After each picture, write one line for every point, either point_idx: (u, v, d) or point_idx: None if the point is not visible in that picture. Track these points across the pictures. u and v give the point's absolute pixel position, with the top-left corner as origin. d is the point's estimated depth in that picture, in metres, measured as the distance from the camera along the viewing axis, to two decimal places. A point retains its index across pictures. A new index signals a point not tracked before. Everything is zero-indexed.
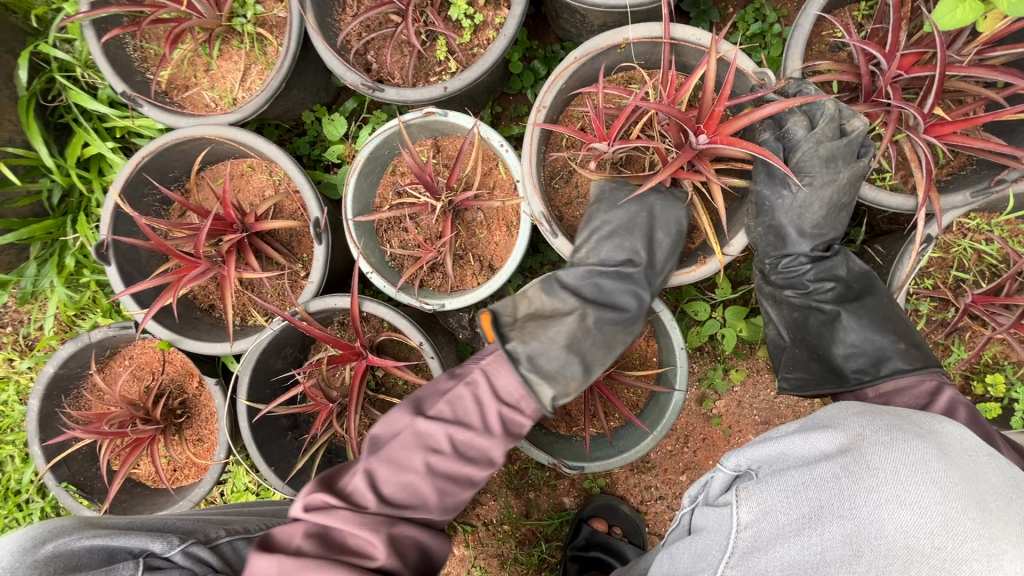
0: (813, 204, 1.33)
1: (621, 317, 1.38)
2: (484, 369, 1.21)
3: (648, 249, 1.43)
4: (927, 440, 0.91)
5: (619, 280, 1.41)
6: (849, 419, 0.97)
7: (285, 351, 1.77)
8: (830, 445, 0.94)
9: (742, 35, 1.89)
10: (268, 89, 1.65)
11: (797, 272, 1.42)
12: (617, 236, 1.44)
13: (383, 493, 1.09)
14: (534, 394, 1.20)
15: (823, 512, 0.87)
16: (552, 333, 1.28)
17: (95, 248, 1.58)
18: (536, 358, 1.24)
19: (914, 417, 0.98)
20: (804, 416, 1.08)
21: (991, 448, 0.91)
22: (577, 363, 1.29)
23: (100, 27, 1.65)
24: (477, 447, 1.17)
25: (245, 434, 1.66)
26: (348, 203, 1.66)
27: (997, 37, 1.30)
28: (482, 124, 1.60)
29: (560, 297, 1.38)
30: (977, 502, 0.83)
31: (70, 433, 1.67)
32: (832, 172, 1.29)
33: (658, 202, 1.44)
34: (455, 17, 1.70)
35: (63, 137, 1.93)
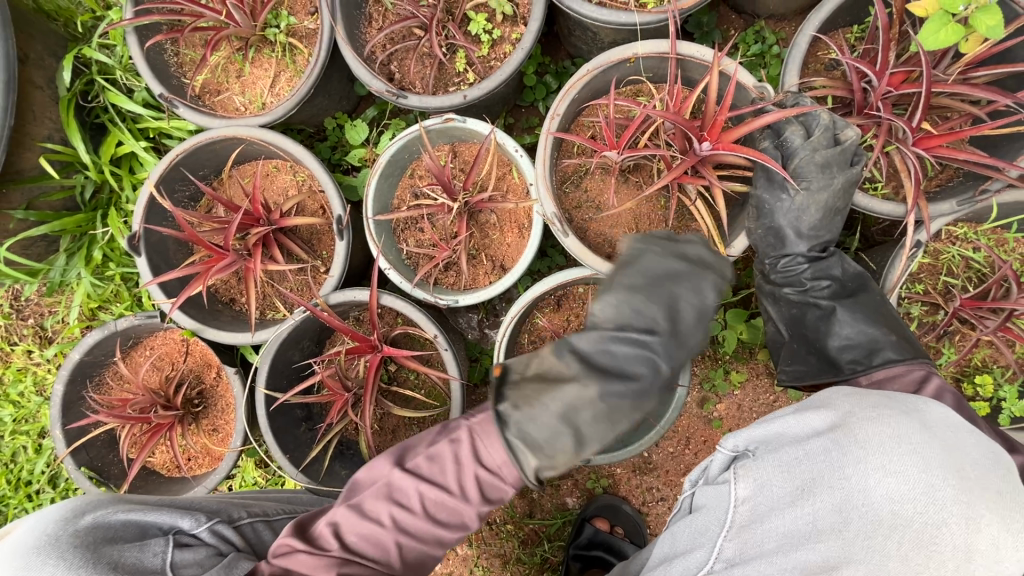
0: (811, 207, 1.42)
1: (626, 395, 1.09)
2: (471, 428, 1.13)
3: (671, 318, 1.16)
4: (912, 416, 0.98)
5: (638, 345, 1.12)
6: (840, 400, 1.05)
7: (303, 343, 1.84)
8: (822, 423, 1.01)
9: (743, 56, 2.02)
10: (298, 94, 1.75)
11: (794, 271, 1.51)
12: (637, 296, 1.17)
13: (346, 541, 1.11)
14: (515, 461, 1.09)
15: (815, 484, 0.94)
16: (548, 399, 1.08)
17: (127, 240, 1.68)
18: (525, 424, 1.07)
19: (901, 398, 1.06)
20: (799, 400, 1.15)
21: (972, 425, 0.98)
22: (569, 436, 1.07)
23: (142, 33, 1.76)
24: (448, 509, 1.12)
25: (262, 422, 1.71)
26: (369, 202, 1.76)
27: (978, 58, 1.41)
28: (499, 130, 1.70)
29: (565, 358, 1.12)
30: (958, 472, 0.89)
31: (93, 416, 1.73)
32: (828, 177, 1.38)
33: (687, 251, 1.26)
34: (475, 31, 1.82)
35: (99, 136, 2.04)
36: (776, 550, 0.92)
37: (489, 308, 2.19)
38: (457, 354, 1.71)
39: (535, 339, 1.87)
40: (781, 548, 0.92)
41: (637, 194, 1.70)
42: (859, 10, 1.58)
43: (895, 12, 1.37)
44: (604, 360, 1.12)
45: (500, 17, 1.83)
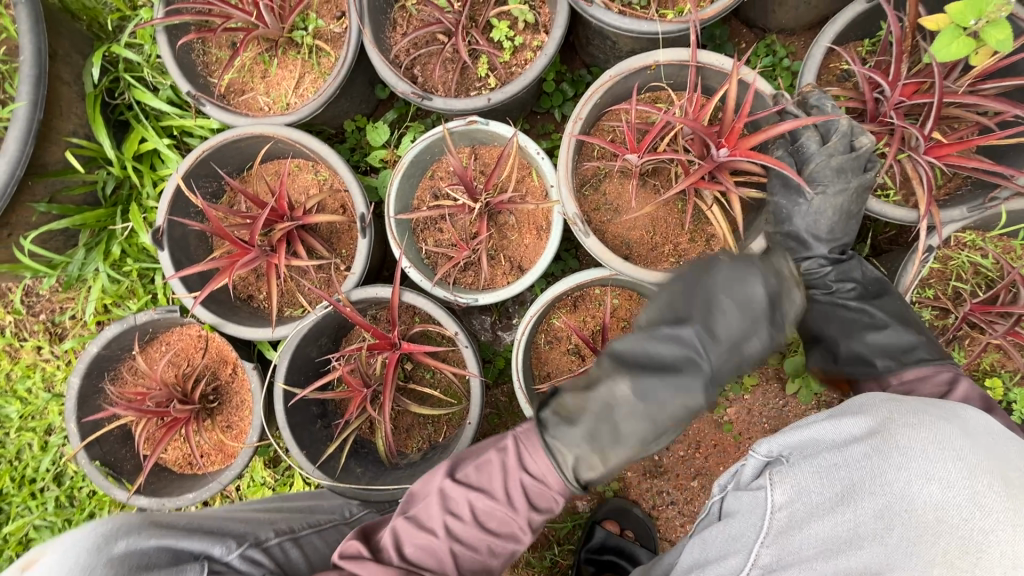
0: (827, 212, 1.47)
1: (670, 387, 1.22)
2: (516, 437, 1.27)
3: (707, 313, 1.26)
4: (954, 423, 1.02)
5: (673, 347, 1.25)
6: (878, 404, 1.07)
7: (321, 340, 1.85)
8: (858, 428, 1.04)
9: (755, 68, 2.09)
10: (324, 94, 1.79)
11: (814, 274, 1.54)
12: (673, 297, 1.33)
13: (405, 552, 1.20)
14: (557, 466, 1.21)
15: (855, 490, 0.97)
16: (588, 400, 1.24)
17: (152, 234, 1.69)
18: (563, 426, 1.22)
19: (942, 404, 1.09)
20: (834, 404, 1.18)
21: (1011, 433, 1.03)
22: (607, 433, 1.20)
23: (172, 33, 1.79)
24: (498, 518, 1.23)
25: (280, 417, 1.72)
26: (391, 201, 1.78)
27: (987, 71, 1.47)
28: (521, 134, 1.74)
29: (604, 363, 1.29)
30: (1002, 478, 0.94)
31: (110, 410, 1.73)
32: (843, 181, 1.42)
33: (721, 258, 1.35)
34: (498, 38, 1.87)
35: (121, 132, 2.06)
36: (815, 556, 0.95)
37: (503, 310, 2.21)
38: (477, 351, 1.73)
39: (552, 338, 1.89)
40: (821, 555, 0.94)
41: (654, 197, 1.74)
42: (870, 25, 1.64)
43: (908, 26, 1.43)
44: (641, 359, 1.26)
45: (522, 25, 1.88)
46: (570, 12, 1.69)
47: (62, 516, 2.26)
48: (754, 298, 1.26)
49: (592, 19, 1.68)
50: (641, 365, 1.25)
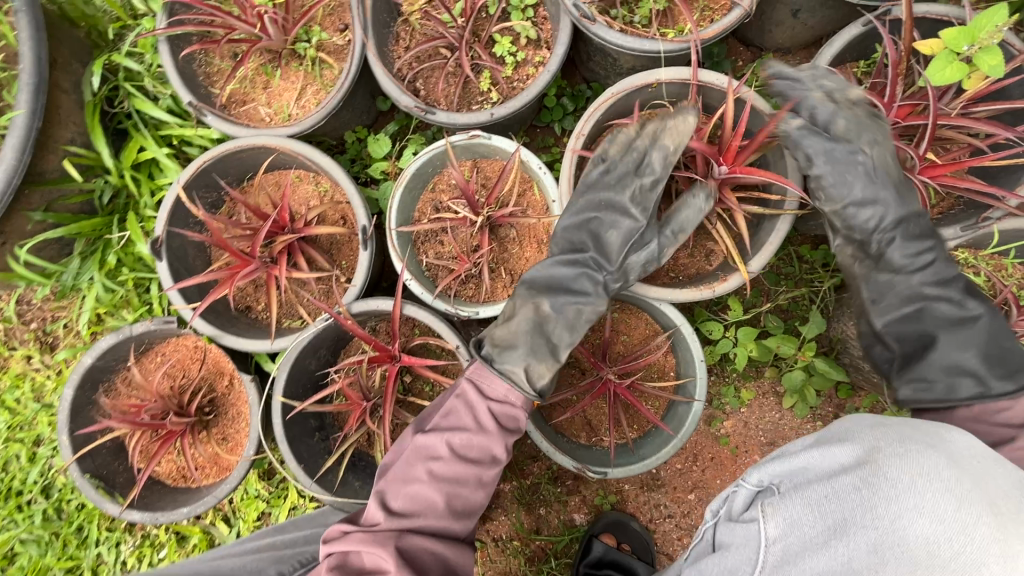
0: (889, 168, 1.43)
1: (580, 299, 1.50)
2: (469, 378, 1.42)
3: (597, 241, 1.52)
4: (940, 451, 1.02)
5: (578, 268, 1.53)
6: (865, 433, 1.08)
7: (320, 353, 1.83)
8: (848, 457, 1.05)
9: (752, 86, 2.13)
10: (327, 107, 1.79)
11: (912, 252, 1.42)
12: (569, 229, 1.54)
13: (393, 507, 1.28)
14: (515, 383, 1.40)
15: (847, 524, 0.96)
16: (516, 325, 1.47)
17: (151, 243, 1.68)
18: (508, 352, 1.44)
19: (924, 427, 1.09)
20: (820, 431, 1.19)
21: (997, 454, 1.03)
22: (545, 344, 1.46)
23: (174, 43, 1.78)
24: (477, 447, 1.34)
25: (278, 430, 1.70)
26: (393, 214, 1.78)
27: (979, 94, 1.51)
28: (524, 149, 1.75)
29: (524, 292, 1.53)
30: (991, 508, 0.93)
31: (104, 423, 1.70)
32: (882, 133, 1.45)
33: (598, 178, 1.53)
34: (500, 53, 1.89)
35: (119, 141, 2.04)
36: None
37: None
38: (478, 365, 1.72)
39: None
40: None
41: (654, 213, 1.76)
42: (866, 48, 1.68)
43: (903, 51, 1.47)
44: (551, 281, 1.53)
45: (524, 41, 1.89)
46: (572, 29, 1.71)
47: (49, 529, 2.21)
48: (625, 214, 1.50)
49: (595, 37, 1.70)
50: (552, 287, 1.53)
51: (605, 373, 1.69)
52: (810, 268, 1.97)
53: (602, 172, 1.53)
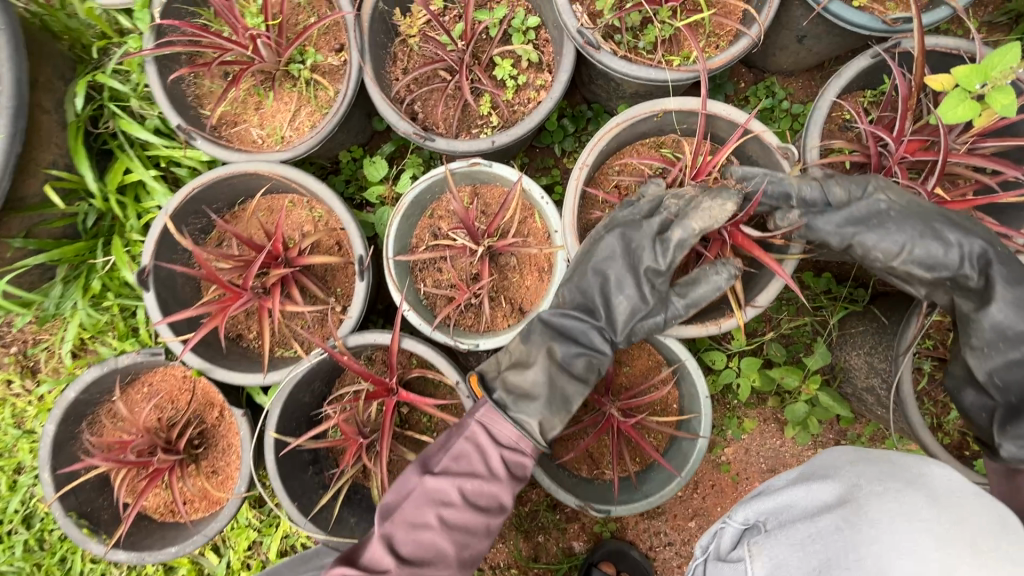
0: (927, 204, 1.31)
1: (589, 352, 1.42)
2: (479, 420, 1.36)
3: (606, 299, 1.42)
4: (920, 488, 0.98)
5: (590, 319, 1.42)
6: (846, 471, 1.08)
7: (314, 385, 1.78)
8: (829, 496, 1.04)
9: (754, 109, 2.10)
10: (322, 132, 1.73)
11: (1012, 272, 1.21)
12: (576, 281, 1.45)
13: (400, 553, 1.23)
14: (528, 432, 1.36)
15: (830, 564, 0.92)
16: (530, 375, 1.39)
17: (137, 273, 1.61)
18: (525, 403, 1.37)
19: (907, 461, 1.07)
20: (807, 469, 1.20)
21: (977, 488, 0.98)
22: (558, 395, 1.39)
23: (162, 64, 1.71)
24: (487, 494, 1.30)
25: (270, 466, 1.65)
26: (390, 242, 1.73)
27: (988, 130, 1.48)
28: (526, 177, 1.71)
29: (532, 339, 1.43)
30: (974, 547, 0.87)
31: (88, 461, 1.63)
32: (885, 182, 1.36)
33: (623, 224, 1.44)
34: (500, 76, 1.84)
35: (104, 162, 1.97)
36: None
37: None
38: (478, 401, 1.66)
39: None
40: None
41: None
42: (874, 78, 1.65)
43: (914, 86, 1.44)
44: (560, 330, 1.42)
45: (525, 64, 1.85)
46: (576, 56, 1.67)
47: (31, 561, 2.13)
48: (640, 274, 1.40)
49: (600, 65, 1.66)
50: (561, 337, 1.42)
51: (608, 408, 1.66)
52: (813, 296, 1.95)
53: (628, 222, 1.45)
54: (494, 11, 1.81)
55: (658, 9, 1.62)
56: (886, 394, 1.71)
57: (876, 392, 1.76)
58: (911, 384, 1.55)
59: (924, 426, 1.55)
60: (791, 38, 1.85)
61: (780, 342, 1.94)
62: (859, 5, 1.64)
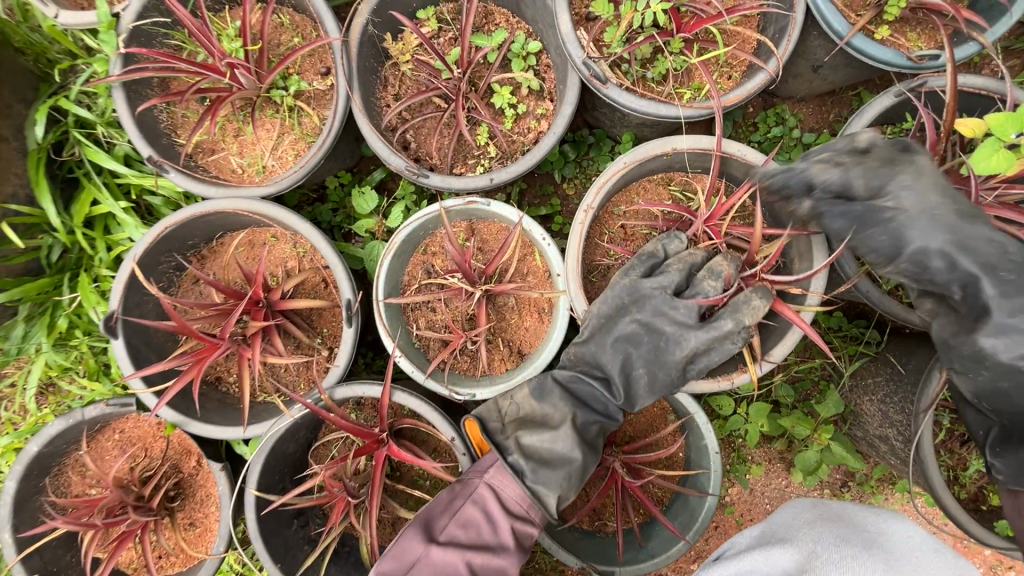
0: (940, 211, 1.18)
1: (605, 418, 1.43)
2: (490, 484, 1.30)
3: (627, 367, 1.41)
4: (877, 550, 1.30)
5: (608, 388, 1.43)
6: (804, 539, 1.35)
7: (299, 435, 1.66)
8: (789, 561, 1.29)
9: (763, 136, 2.00)
10: (306, 166, 1.60)
11: (1007, 296, 1.15)
12: (595, 342, 1.44)
13: None
14: (544, 505, 1.29)
15: None
16: (551, 443, 1.34)
17: (104, 320, 1.48)
18: (544, 471, 1.31)
19: (865, 524, 1.43)
20: (764, 536, 1.47)
21: (926, 543, 1.35)
22: (579, 464, 1.35)
23: (131, 89, 1.57)
24: (495, 568, 1.22)
25: (251, 527, 1.53)
26: (380, 284, 1.61)
27: (1019, 177, 1.39)
28: (527, 218, 1.60)
29: (551, 402, 1.41)
30: None
31: (51, 523, 1.50)
32: (912, 172, 1.21)
33: (643, 288, 1.40)
34: (498, 105, 1.72)
35: (70, 191, 1.83)
36: None
37: None
38: (475, 459, 1.53)
39: None
40: None
41: None
42: (896, 115, 1.55)
43: (943, 131, 1.35)
44: (577, 396, 1.43)
45: (526, 91, 1.73)
46: (581, 88, 1.56)
47: None
48: (664, 343, 1.38)
49: (607, 98, 1.54)
50: (579, 401, 1.42)
51: (611, 463, 1.58)
52: (825, 336, 1.86)
53: (647, 286, 1.40)
54: (493, 35, 1.68)
55: (670, 39, 1.51)
56: (901, 445, 1.62)
57: (890, 441, 1.68)
58: (931, 442, 1.48)
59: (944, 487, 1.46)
60: (806, 67, 1.74)
61: (789, 385, 1.87)
62: (881, 38, 1.54)
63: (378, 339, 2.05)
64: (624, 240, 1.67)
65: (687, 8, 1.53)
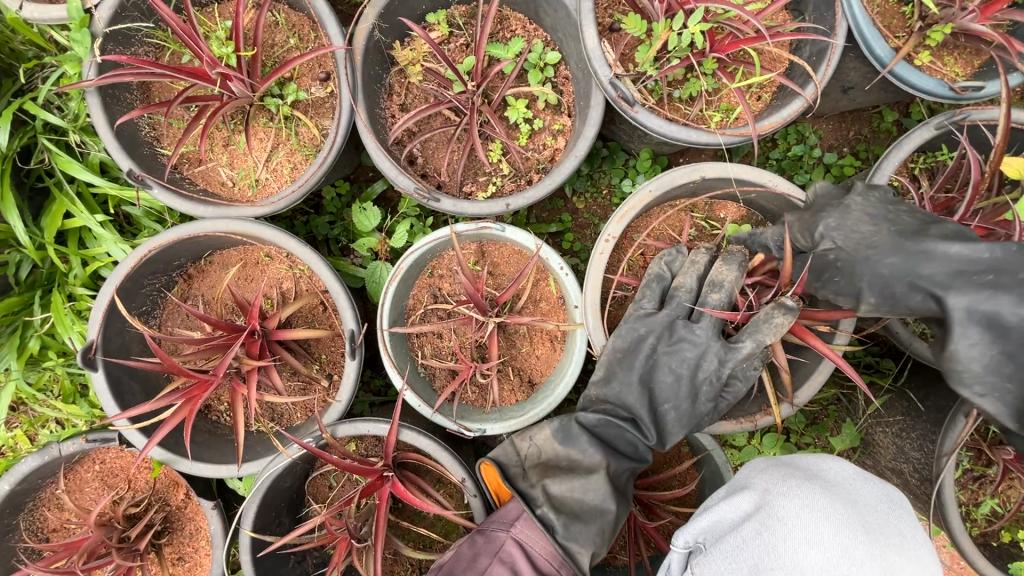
0: (880, 241, 1.13)
1: (633, 461, 1.35)
2: (516, 539, 1.23)
3: (654, 406, 1.33)
4: (817, 481, 1.08)
5: (637, 430, 1.33)
6: (757, 478, 1.13)
7: (297, 468, 1.56)
8: (749, 504, 1.08)
9: (783, 153, 1.90)
10: (305, 185, 1.46)
11: (982, 303, 1.02)
12: (618, 376, 1.35)
13: None
14: (576, 565, 1.21)
15: (758, 568, 0.96)
16: (580, 494, 1.26)
17: (82, 353, 1.34)
18: (576, 526, 1.23)
19: (804, 460, 1.20)
20: (730, 481, 1.23)
21: (865, 473, 1.14)
22: (612, 515, 1.26)
23: (107, 94, 1.41)
24: None
25: (247, 571, 1.44)
26: (385, 312, 1.51)
27: None
28: (544, 247, 1.50)
29: (578, 447, 1.31)
30: (863, 525, 0.98)
31: (25, 570, 1.38)
32: (838, 216, 1.20)
33: (660, 320, 1.34)
34: (513, 121, 1.60)
35: (39, 201, 1.67)
36: None
37: None
38: (487, 502, 1.45)
39: None
40: None
41: None
42: (932, 146, 1.48)
43: (986, 171, 1.28)
44: (604, 440, 1.33)
45: (542, 105, 1.61)
46: (605, 108, 1.45)
47: None
48: (694, 378, 1.30)
49: (632, 121, 1.44)
50: (607, 445, 1.32)
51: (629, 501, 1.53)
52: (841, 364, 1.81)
53: (662, 319, 1.34)
54: (510, 45, 1.56)
55: (702, 59, 1.42)
56: (916, 482, 1.60)
57: (904, 476, 1.65)
58: (953, 485, 1.45)
59: (962, 530, 1.45)
60: (835, 88, 1.66)
61: (800, 413, 1.83)
62: (920, 65, 1.47)
63: (375, 359, 1.94)
64: (643, 268, 1.59)
65: (722, 25, 1.43)
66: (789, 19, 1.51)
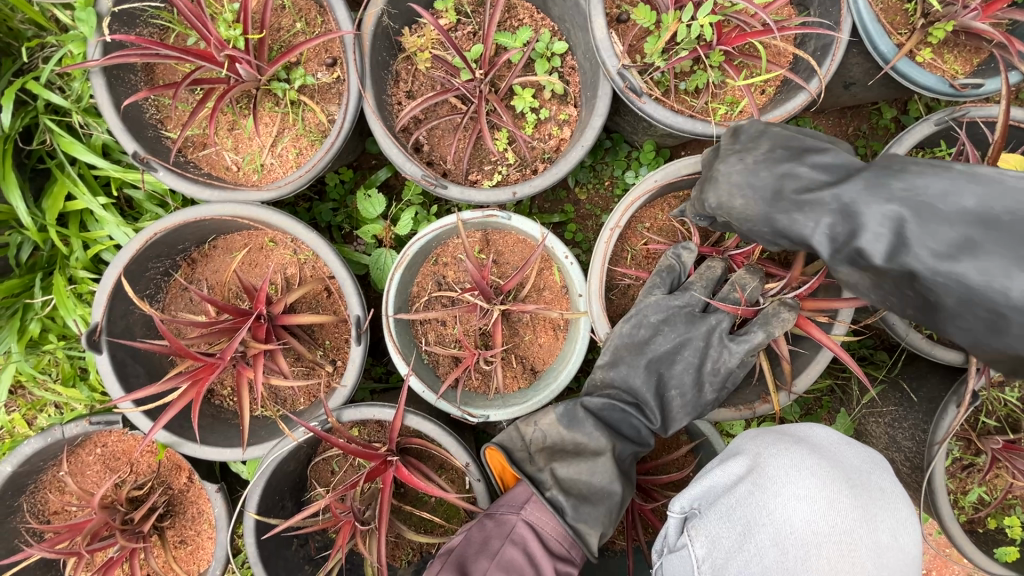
0: (753, 210, 1.15)
1: (638, 444, 1.38)
2: (528, 521, 1.25)
3: (659, 390, 1.37)
4: (804, 444, 1.11)
5: (641, 414, 1.36)
6: (749, 443, 1.16)
7: (300, 453, 1.57)
8: (741, 469, 1.12)
9: None
10: (311, 170, 1.46)
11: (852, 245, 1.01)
12: (623, 361, 1.38)
13: None
14: (585, 545, 1.23)
15: (752, 525, 1.01)
16: (587, 476, 1.28)
17: (87, 335, 1.34)
18: (584, 508, 1.25)
19: (791, 428, 1.22)
20: (723, 451, 1.26)
21: (847, 437, 1.16)
22: (619, 496, 1.28)
23: (112, 75, 1.40)
24: None
25: (251, 553, 1.45)
26: (391, 299, 1.51)
27: None
28: (550, 236, 1.51)
29: (584, 430, 1.33)
30: (848, 481, 1.01)
31: (29, 551, 1.39)
32: (714, 191, 1.21)
33: (666, 309, 1.38)
34: (519, 110, 1.60)
35: (40, 182, 1.67)
36: None
37: None
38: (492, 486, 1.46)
39: None
40: None
41: None
42: (931, 142, 1.51)
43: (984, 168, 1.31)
44: (609, 423, 1.35)
45: (549, 94, 1.62)
46: (613, 98, 1.45)
47: None
48: (697, 363, 1.35)
49: (639, 112, 1.45)
50: (612, 429, 1.35)
51: None
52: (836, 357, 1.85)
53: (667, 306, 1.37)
54: (517, 34, 1.57)
55: (709, 52, 1.43)
56: (907, 470, 1.65)
57: (896, 465, 1.69)
58: (943, 473, 1.49)
59: (952, 517, 1.49)
60: (837, 84, 1.68)
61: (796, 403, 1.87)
62: (921, 61, 1.49)
63: (377, 347, 1.95)
64: (646, 259, 1.60)
65: (728, 18, 1.44)
66: (794, 14, 1.52)
